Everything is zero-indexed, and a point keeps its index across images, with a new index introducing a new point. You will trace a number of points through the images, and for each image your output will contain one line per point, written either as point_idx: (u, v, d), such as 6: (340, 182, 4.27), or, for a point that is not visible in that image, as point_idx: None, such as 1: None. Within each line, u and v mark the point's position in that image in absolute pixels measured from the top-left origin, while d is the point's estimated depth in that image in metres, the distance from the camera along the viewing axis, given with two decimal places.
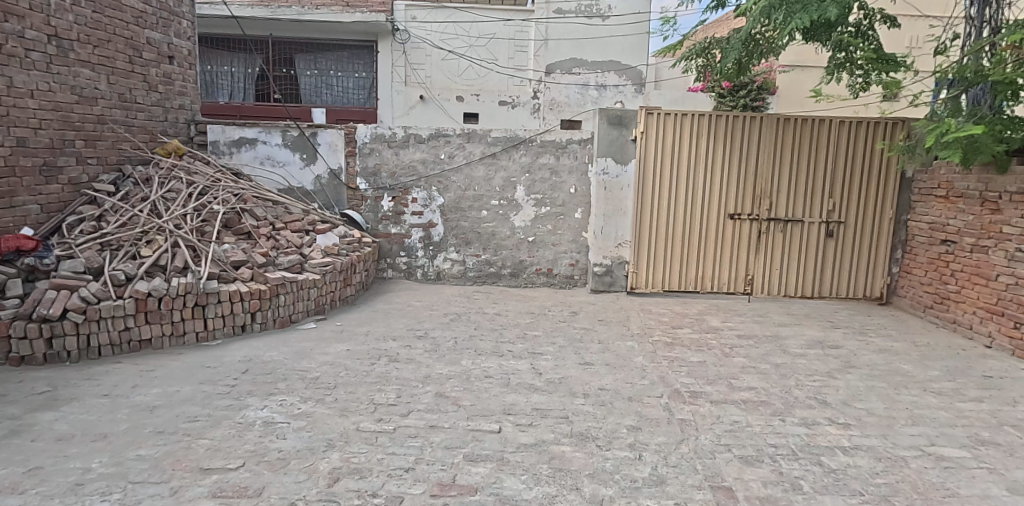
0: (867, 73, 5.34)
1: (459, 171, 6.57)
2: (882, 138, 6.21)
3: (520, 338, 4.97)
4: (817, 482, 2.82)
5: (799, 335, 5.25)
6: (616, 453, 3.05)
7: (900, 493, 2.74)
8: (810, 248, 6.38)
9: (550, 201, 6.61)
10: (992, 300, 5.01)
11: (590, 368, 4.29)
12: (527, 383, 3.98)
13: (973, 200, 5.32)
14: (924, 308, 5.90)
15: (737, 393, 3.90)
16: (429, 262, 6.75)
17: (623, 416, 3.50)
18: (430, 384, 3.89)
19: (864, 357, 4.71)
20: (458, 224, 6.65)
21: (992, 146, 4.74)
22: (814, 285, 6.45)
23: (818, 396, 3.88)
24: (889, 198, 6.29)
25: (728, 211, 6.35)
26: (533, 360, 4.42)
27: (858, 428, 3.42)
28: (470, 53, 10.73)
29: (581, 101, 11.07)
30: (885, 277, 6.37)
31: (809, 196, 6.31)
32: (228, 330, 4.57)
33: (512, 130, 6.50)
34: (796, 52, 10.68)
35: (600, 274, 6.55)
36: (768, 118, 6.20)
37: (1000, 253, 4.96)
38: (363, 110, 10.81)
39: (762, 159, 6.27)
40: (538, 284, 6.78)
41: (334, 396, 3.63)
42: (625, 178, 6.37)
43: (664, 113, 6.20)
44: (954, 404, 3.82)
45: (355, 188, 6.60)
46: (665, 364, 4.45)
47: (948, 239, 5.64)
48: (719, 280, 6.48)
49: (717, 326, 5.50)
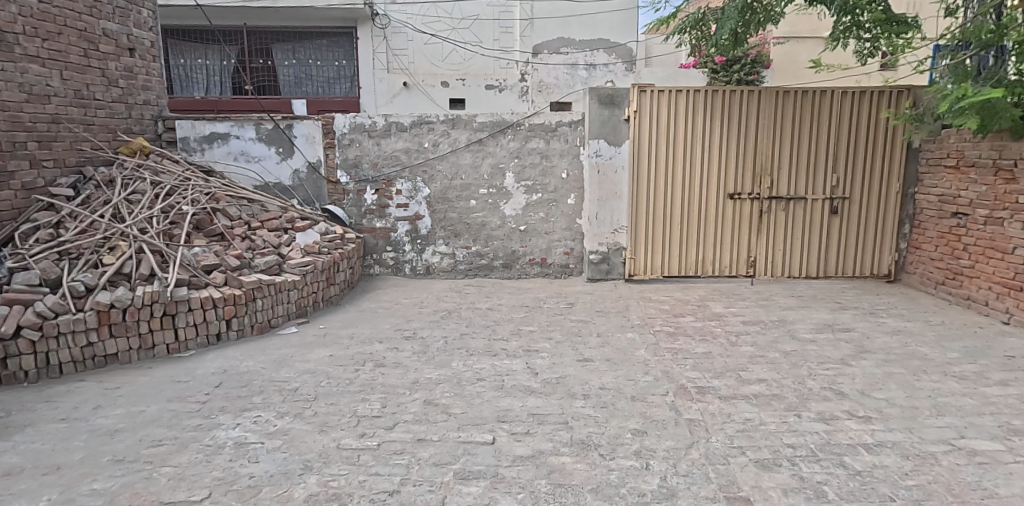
0: (876, 38, 5.03)
1: (444, 159, 6.25)
2: (887, 107, 5.91)
3: (514, 334, 4.69)
4: (843, 487, 2.57)
5: (806, 319, 4.99)
6: (620, 463, 2.79)
7: (933, 496, 2.50)
8: (814, 227, 6.12)
9: (541, 187, 6.29)
10: (1009, 274, 4.77)
11: (589, 365, 4.03)
12: (523, 385, 3.71)
13: (986, 169, 5.04)
14: (935, 285, 5.66)
15: (748, 386, 3.65)
16: (418, 257, 6.45)
17: (626, 419, 3.24)
18: (418, 391, 3.62)
19: (877, 340, 4.46)
20: (445, 215, 6.35)
21: (1012, 111, 4.46)
22: (819, 265, 6.20)
23: (834, 387, 3.63)
24: (895, 171, 6.01)
25: (727, 191, 6.07)
26: (528, 359, 4.15)
27: (880, 421, 3.17)
28: (454, 36, 10.38)
29: (570, 82, 10.68)
30: (892, 253, 6.13)
31: (812, 172, 6.03)
32: (201, 340, 4.27)
33: (499, 114, 6.17)
34: (792, 22, 10.25)
35: (596, 262, 6.28)
36: (767, 91, 5.88)
37: (1017, 225, 4.72)
38: (345, 99, 10.38)
39: (762, 135, 5.98)
40: (532, 275, 6.49)
41: (314, 409, 3.35)
42: (619, 161, 6.07)
43: (658, 91, 5.88)
44: (979, 389, 3.57)
45: (336, 182, 6.28)
46: (669, 357, 4.19)
47: (959, 212, 5.37)
48: (720, 264, 6.22)
49: (721, 312, 5.23)
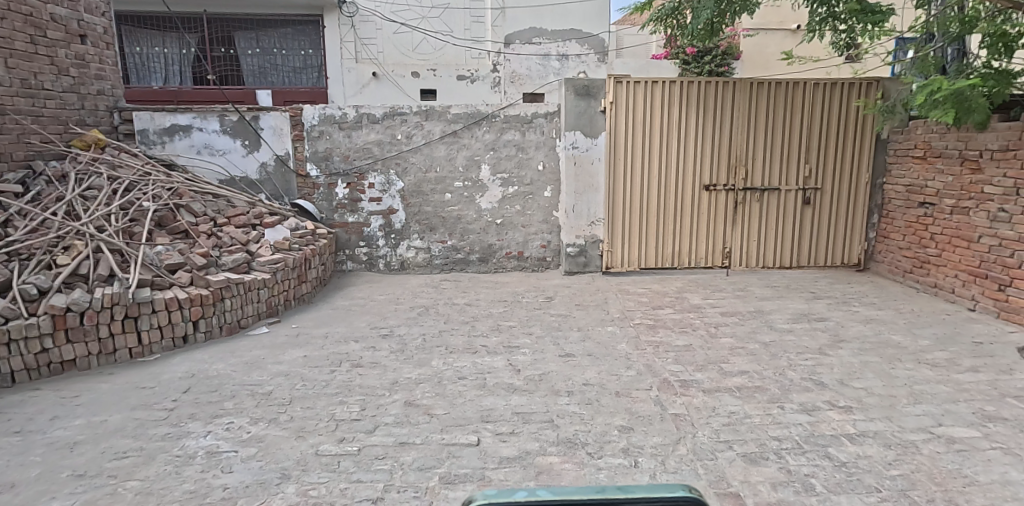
0: (850, 29, 5.10)
1: (418, 152, 6.10)
2: (857, 98, 6.00)
3: (494, 330, 4.62)
4: (830, 480, 2.58)
5: (782, 309, 5.05)
6: (608, 461, 2.75)
7: (917, 486, 2.53)
8: (787, 217, 6.19)
9: (517, 180, 6.21)
10: (975, 262, 4.89)
11: (571, 361, 3.98)
12: (505, 383, 3.64)
13: (952, 160, 5.15)
14: (903, 273, 5.80)
15: (730, 379, 3.65)
16: (392, 252, 6.31)
17: (612, 415, 3.20)
18: (398, 392, 3.52)
19: (852, 329, 4.54)
20: (420, 208, 6.21)
21: (984, 102, 4.50)
22: (792, 255, 6.28)
23: (813, 377, 3.66)
24: (864, 162, 6.12)
25: (703, 183, 6.09)
26: (509, 355, 4.09)
27: (861, 411, 3.20)
28: (424, 25, 10.23)
29: (543, 73, 10.59)
30: (862, 243, 6.25)
31: (785, 163, 6.09)
32: (166, 343, 4.07)
33: (473, 106, 6.05)
34: (760, 15, 10.34)
35: (573, 255, 6.24)
36: (742, 82, 5.90)
37: (982, 215, 4.84)
38: (312, 90, 10.05)
39: (737, 126, 6.00)
40: (508, 269, 6.42)
41: (290, 414, 3.22)
42: (595, 152, 6.02)
43: (634, 82, 5.84)
44: (951, 376, 3.65)
45: (305, 175, 6.09)
46: (651, 350, 4.17)
47: (926, 202, 5.50)
48: (696, 255, 6.24)
49: (699, 304, 5.25)
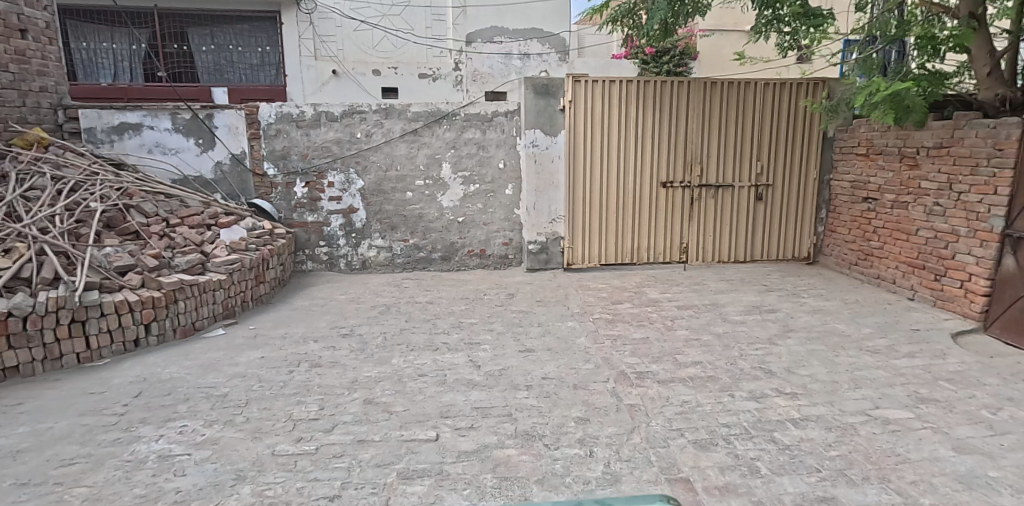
0: (795, 31, 5.31)
1: (378, 150, 6.07)
2: (805, 97, 6.23)
3: (456, 327, 4.65)
4: (774, 462, 2.71)
5: (736, 301, 5.22)
6: (564, 452, 2.81)
7: (854, 465, 2.67)
8: (740, 213, 6.39)
9: (478, 178, 6.23)
10: (913, 254, 5.15)
11: (531, 356, 4.03)
12: (465, 379, 3.67)
13: (892, 156, 5.41)
14: (849, 265, 6.06)
15: (684, 370, 3.76)
16: (353, 251, 6.27)
17: (569, 407, 3.27)
18: (357, 390, 3.51)
19: (800, 319, 4.73)
20: (381, 207, 6.18)
21: (920, 101, 4.71)
22: (746, 249, 6.49)
23: (763, 366, 3.81)
24: (813, 159, 6.36)
25: (660, 180, 6.24)
26: (470, 352, 4.11)
27: (805, 397, 3.35)
28: (385, 23, 10.11)
29: (505, 71, 10.64)
30: (811, 237, 6.51)
31: (738, 160, 6.28)
32: (116, 347, 3.96)
33: (433, 104, 6.05)
34: (716, 16, 10.63)
35: (535, 252, 6.30)
36: (696, 81, 6.06)
37: (919, 209, 5.09)
38: (270, 88, 9.87)
39: (692, 124, 6.16)
40: (471, 267, 6.44)
41: (246, 415, 3.18)
42: (555, 150, 6.09)
43: (592, 81, 5.94)
44: (890, 362, 3.85)
45: (262, 174, 5.99)
46: (609, 343, 4.26)
47: (869, 197, 5.75)
48: (654, 250, 6.39)
49: (656, 298, 5.38)
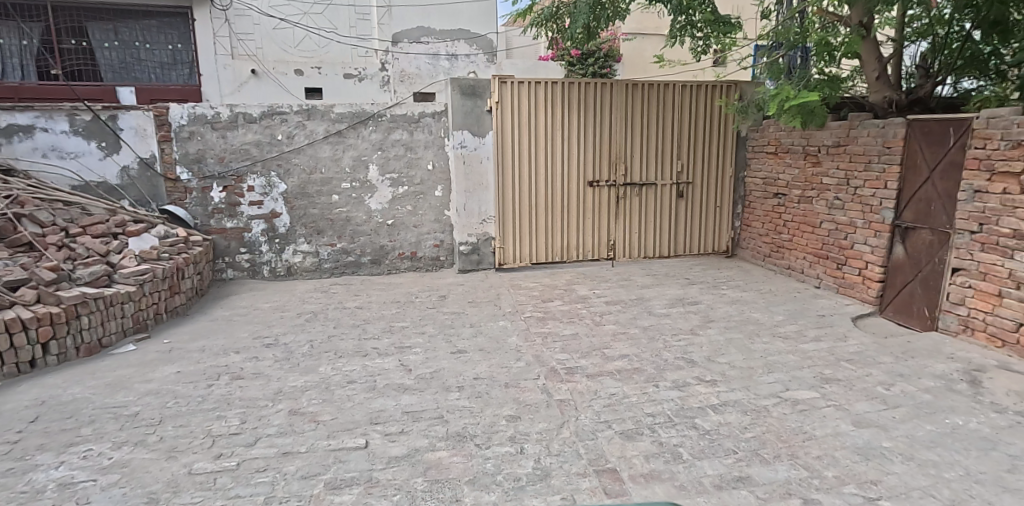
0: (707, 37, 5.59)
1: (301, 152, 5.88)
2: (719, 99, 6.56)
3: (386, 332, 4.57)
4: (695, 447, 2.84)
5: (661, 295, 5.42)
6: (496, 450, 2.83)
7: (767, 445, 2.84)
8: (663, 210, 6.65)
9: (406, 180, 6.15)
10: (818, 245, 5.53)
11: (463, 357, 4.03)
12: (396, 383, 3.62)
13: (798, 154, 5.80)
14: (763, 257, 6.43)
15: (611, 363, 3.87)
16: (277, 257, 6.04)
17: (501, 406, 3.29)
18: (282, 401, 3.39)
19: (719, 310, 4.98)
20: (306, 211, 5.99)
21: (820, 105, 5.04)
22: (670, 245, 6.76)
23: (685, 356, 3.98)
24: (728, 157, 6.71)
25: (587, 179, 6.39)
26: (400, 356, 4.06)
27: (724, 383, 3.53)
28: (306, 21, 9.82)
29: (433, 72, 10.55)
30: (729, 232, 6.86)
31: (659, 159, 6.53)
32: (9, 370, 3.63)
33: (358, 105, 5.92)
34: (636, 19, 10.98)
35: (466, 253, 6.30)
36: (618, 83, 6.24)
37: (822, 203, 5.48)
38: (183, 88, 9.35)
39: (615, 125, 6.34)
40: (402, 270, 6.36)
41: (160, 434, 3.00)
42: (483, 151, 6.11)
43: (518, 82, 6.00)
44: (799, 346, 4.12)
45: (175, 179, 5.67)
46: (540, 341, 4.33)
47: (778, 193, 6.13)
48: (584, 248, 6.54)
49: (586, 294, 5.51)
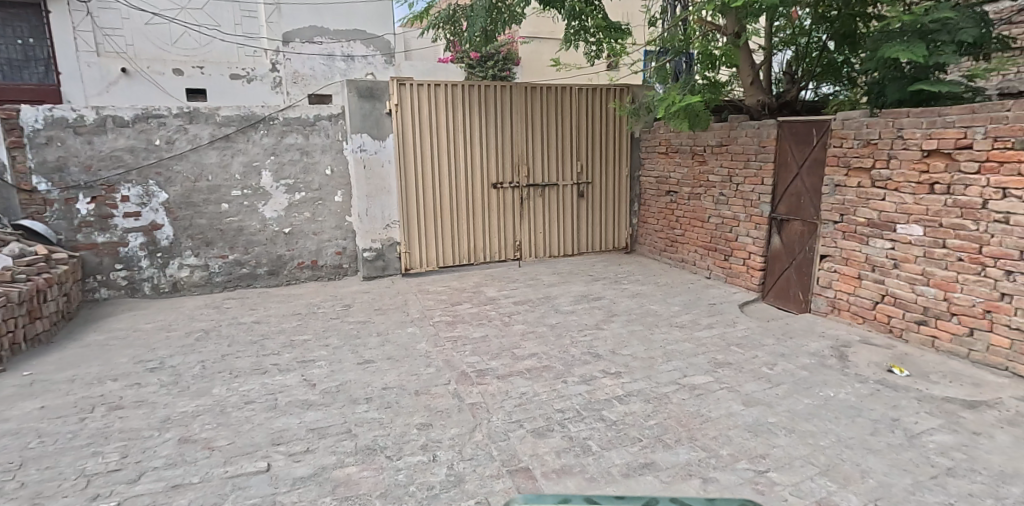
0: (600, 42, 5.81)
1: (183, 159, 5.44)
2: (613, 102, 6.85)
3: (287, 346, 4.33)
4: (603, 439, 2.94)
5: (566, 293, 5.57)
6: (408, 460, 2.77)
7: (668, 430, 3.00)
8: (566, 209, 6.84)
9: (303, 186, 5.88)
10: (707, 238, 5.93)
11: (370, 367, 3.91)
12: (299, 400, 3.44)
13: (686, 154, 6.18)
14: (659, 252, 6.79)
15: (521, 363, 3.92)
16: (160, 273, 5.55)
17: (411, 414, 3.23)
18: (170, 429, 3.11)
19: (621, 304, 5.20)
20: (191, 221, 5.56)
21: (702, 109, 5.37)
22: (573, 243, 6.97)
23: (591, 350, 4.11)
24: (624, 157, 7.02)
25: (491, 181, 6.43)
26: (303, 371, 3.87)
27: (627, 374, 3.69)
28: (184, 17, 9.12)
29: (328, 74, 10.15)
30: (627, 228, 7.19)
31: (560, 160, 6.70)
32: None
33: (246, 107, 5.57)
34: (533, 24, 11.19)
35: (371, 259, 6.12)
36: (517, 86, 6.34)
37: (709, 199, 5.88)
38: (39, 87, 8.39)
39: (516, 128, 6.44)
40: (302, 280, 6.07)
41: (21, 480, 2.65)
42: (384, 154, 5.95)
43: (417, 84, 5.92)
44: (693, 334, 4.39)
45: (31, 190, 5.04)
46: (449, 345, 4.29)
47: (670, 190, 6.50)
48: (490, 250, 6.59)
49: (495, 296, 5.54)
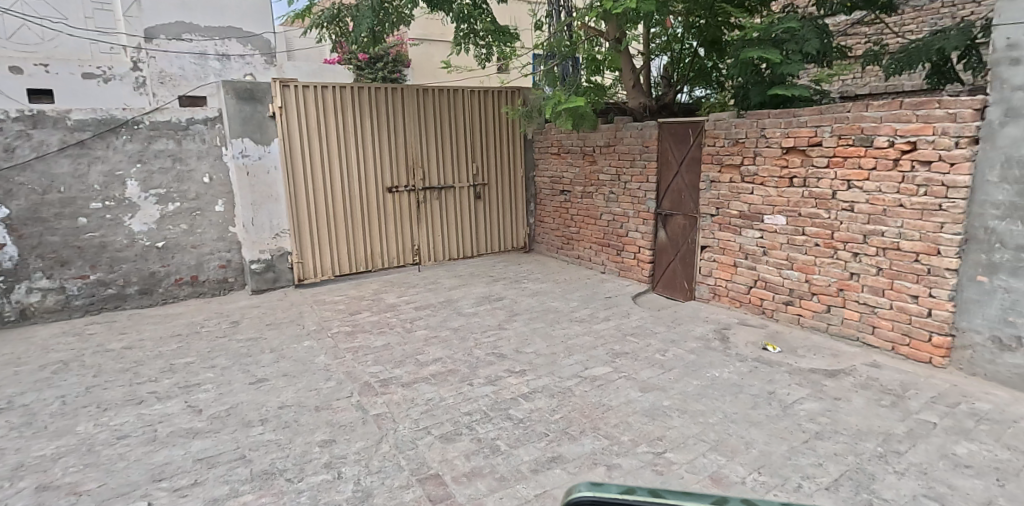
0: (490, 46, 5.88)
1: (27, 168, 4.79)
2: (505, 104, 6.95)
3: (165, 371, 3.95)
4: (511, 437, 2.96)
5: (468, 295, 5.57)
6: (311, 481, 2.63)
7: (573, 423, 3.08)
8: (463, 211, 6.84)
9: (177, 195, 5.40)
10: (600, 235, 6.19)
11: (264, 386, 3.67)
12: (184, 428, 3.15)
13: (577, 155, 6.41)
14: (556, 249, 6.99)
15: (426, 369, 3.86)
16: (4, 299, 4.85)
17: (312, 432, 3.07)
18: (25, 477, 2.73)
19: (523, 303, 5.29)
20: (42, 239, 4.91)
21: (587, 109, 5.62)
22: (472, 244, 6.99)
23: (496, 351, 4.14)
24: (518, 158, 7.15)
25: (385, 185, 6.28)
26: (186, 396, 3.55)
27: (532, 372, 3.75)
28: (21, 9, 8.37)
29: (200, 73, 9.36)
30: (525, 228, 7.32)
31: (455, 162, 6.69)
32: None
33: (104, 110, 5.02)
34: (423, 26, 10.95)
35: (259, 272, 5.75)
36: (409, 89, 6.25)
37: (600, 197, 6.14)
38: None
39: (409, 130, 6.34)
40: (181, 297, 5.57)
41: None
42: (269, 160, 5.62)
43: (301, 85, 5.65)
44: (592, 327, 4.56)
45: None
46: (350, 356, 4.13)
47: (564, 190, 6.71)
48: (388, 255, 6.43)
49: (395, 302, 5.42)
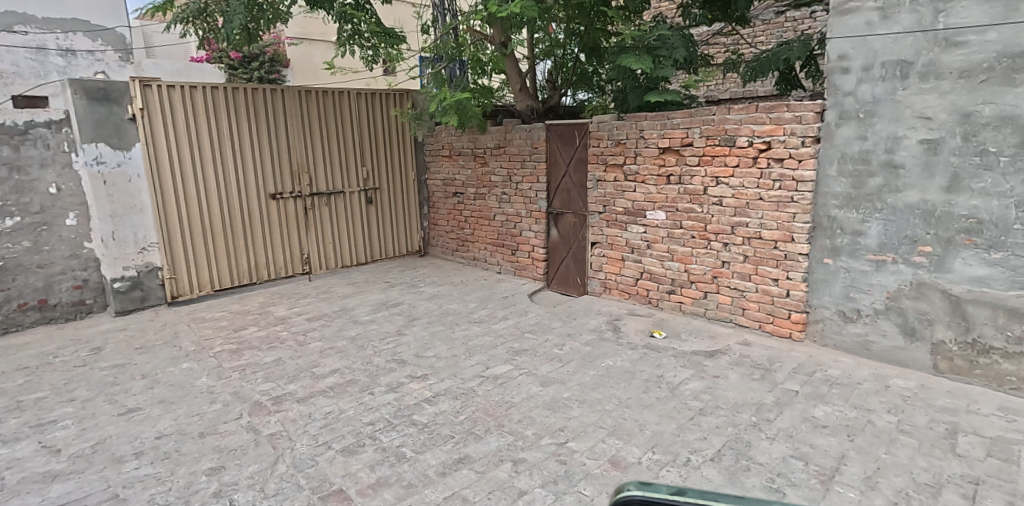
0: (375, 47, 5.76)
1: None
2: (394, 107, 6.83)
3: (11, 410, 3.45)
4: (416, 443, 2.93)
5: (363, 302, 5.41)
6: None
7: (478, 423, 3.11)
8: (354, 217, 6.64)
9: (17, 209, 4.73)
10: (495, 235, 6.28)
11: (136, 416, 3.32)
12: (39, 473, 2.78)
13: (468, 157, 6.45)
14: (452, 252, 6.98)
15: (323, 381, 3.70)
16: None
17: (197, 461, 2.83)
18: None
19: (421, 307, 5.23)
20: None
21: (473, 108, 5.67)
22: (365, 251, 6.80)
23: (395, 357, 4.06)
24: (409, 162, 7.05)
25: (268, 192, 5.93)
26: (40, 436, 3.12)
27: (433, 375, 3.73)
28: None
29: None
30: (419, 232, 7.25)
31: (344, 166, 6.46)
32: None
33: None
34: (301, 24, 10.47)
35: (124, 291, 5.19)
36: (290, 90, 5.95)
37: (493, 198, 6.22)
38: None
39: (292, 133, 6.03)
40: (27, 325, 4.88)
41: None
42: (131, 167, 5.09)
43: (167, 85, 5.18)
44: (491, 327, 4.62)
45: None
46: (236, 375, 3.86)
47: (457, 192, 6.72)
48: (275, 265, 6.09)
49: (285, 315, 5.14)
